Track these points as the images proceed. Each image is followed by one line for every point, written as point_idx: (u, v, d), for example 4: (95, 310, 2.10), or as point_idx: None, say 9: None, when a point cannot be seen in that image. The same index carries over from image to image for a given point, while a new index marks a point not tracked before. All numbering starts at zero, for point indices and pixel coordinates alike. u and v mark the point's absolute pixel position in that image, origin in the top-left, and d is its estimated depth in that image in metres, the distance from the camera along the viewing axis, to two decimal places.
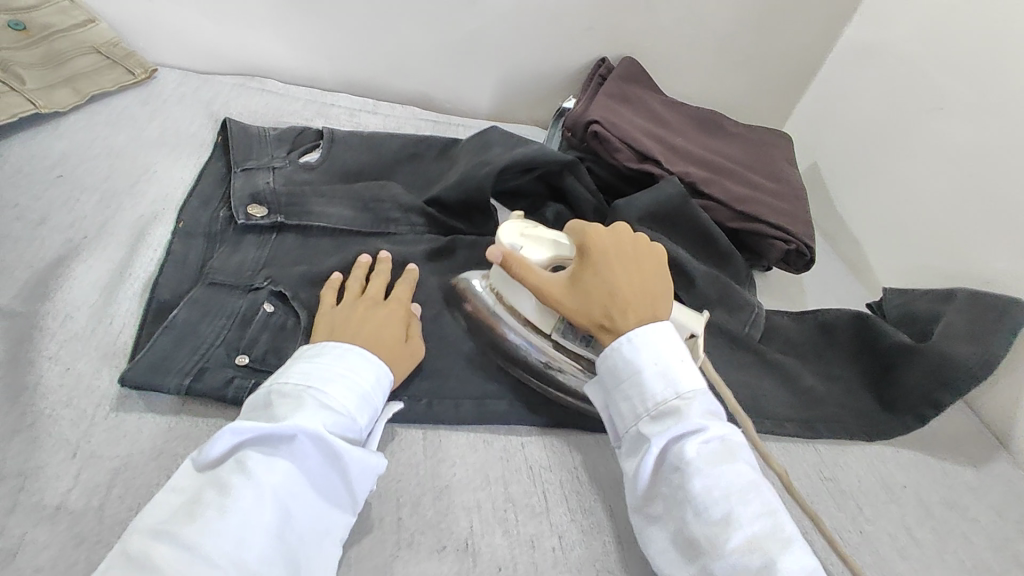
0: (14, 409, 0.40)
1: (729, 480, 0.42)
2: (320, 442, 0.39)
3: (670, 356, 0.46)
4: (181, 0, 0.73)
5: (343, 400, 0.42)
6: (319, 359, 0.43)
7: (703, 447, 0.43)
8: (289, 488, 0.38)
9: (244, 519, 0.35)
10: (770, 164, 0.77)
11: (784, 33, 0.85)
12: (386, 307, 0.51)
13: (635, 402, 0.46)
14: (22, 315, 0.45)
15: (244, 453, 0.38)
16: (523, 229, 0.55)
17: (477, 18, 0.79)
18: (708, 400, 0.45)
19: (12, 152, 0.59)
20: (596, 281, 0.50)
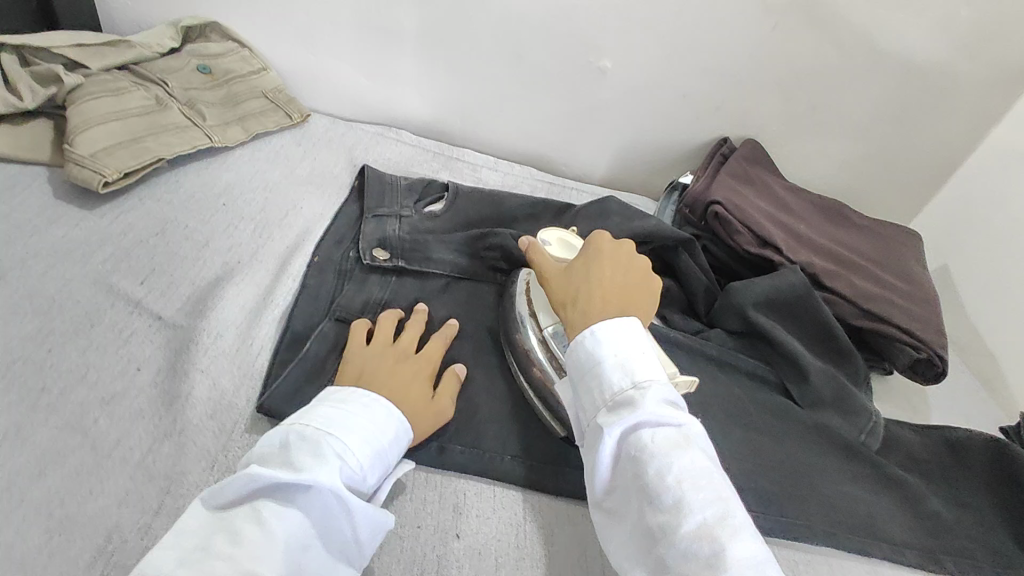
0: (169, 414, 0.44)
1: (684, 468, 0.39)
2: (335, 497, 0.38)
3: (629, 346, 0.44)
4: (341, 56, 0.82)
5: (357, 452, 0.41)
6: (340, 407, 0.43)
7: (658, 434, 0.40)
8: (299, 539, 0.37)
9: (256, 573, 0.35)
10: (898, 262, 0.74)
11: (923, 129, 0.82)
12: (417, 363, 0.51)
13: (592, 392, 0.44)
14: (183, 327, 0.50)
15: (259, 502, 0.37)
16: (562, 237, 0.60)
17: (606, 92, 0.82)
18: (666, 389, 0.43)
19: (187, 178, 0.66)
20: (583, 270, 0.51)
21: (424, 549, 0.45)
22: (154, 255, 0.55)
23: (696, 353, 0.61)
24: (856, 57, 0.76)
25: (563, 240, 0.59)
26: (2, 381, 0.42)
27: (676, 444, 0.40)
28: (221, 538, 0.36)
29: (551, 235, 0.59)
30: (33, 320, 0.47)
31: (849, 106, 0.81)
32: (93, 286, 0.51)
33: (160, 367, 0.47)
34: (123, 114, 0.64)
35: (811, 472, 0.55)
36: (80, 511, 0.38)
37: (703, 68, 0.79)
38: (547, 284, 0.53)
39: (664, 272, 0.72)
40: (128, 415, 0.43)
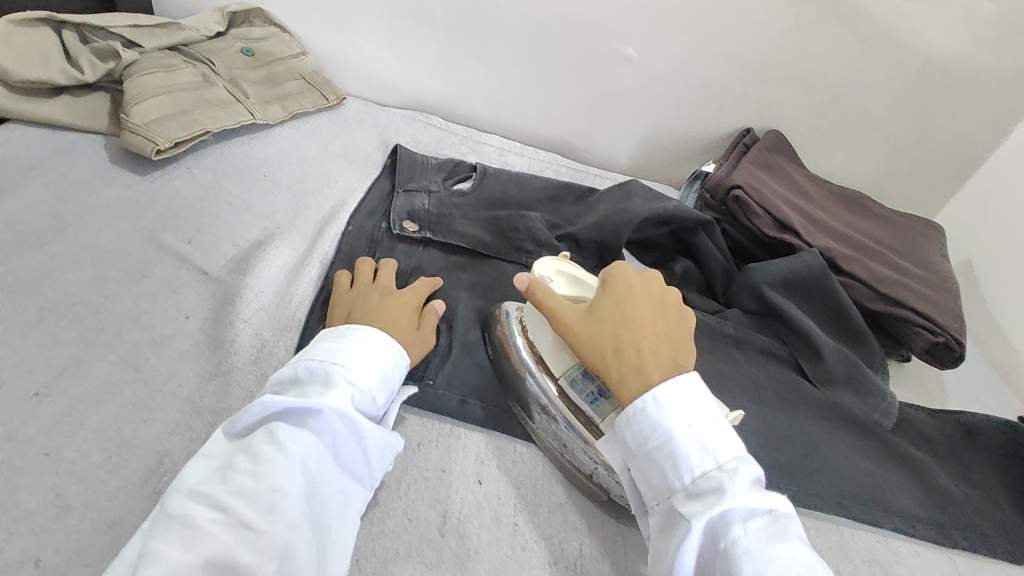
0: (213, 357, 0.47)
1: (784, 563, 0.38)
2: (345, 420, 0.41)
3: (703, 420, 0.43)
4: (377, 42, 0.85)
5: (364, 378, 0.44)
6: (344, 339, 0.46)
7: (750, 524, 0.39)
8: (315, 458, 0.40)
9: (275, 486, 0.38)
10: (918, 251, 0.74)
11: (948, 124, 0.82)
12: (400, 296, 0.53)
13: (669, 474, 0.42)
14: (227, 282, 0.54)
15: (274, 425, 0.40)
16: (560, 268, 0.59)
17: (632, 80, 0.84)
18: (749, 471, 0.42)
19: (230, 150, 0.70)
20: (620, 314, 0.49)
21: (448, 491, 0.47)
22: (200, 218, 0.59)
23: (713, 330, 0.63)
24: (882, 49, 0.77)
25: (562, 271, 0.58)
26: (63, 321, 0.46)
27: (772, 535, 0.39)
28: (241, 458, 0.39)
29: (548, 267, 0.58)
30: (90, 269, 0.50)
31: (874, 98, 0.81)
32: (145, 242, 0.54)
33: (205, 315, 0.50)
34: (173, 88, 0.68)
35: (825, 445, 0.56)
36: (135, 436, 0.41)
37: (728, 57, 0.80)
38: (578, 336, 0.49)
39: (681, 254, 0.73)
40: (176, 356, 0.46)
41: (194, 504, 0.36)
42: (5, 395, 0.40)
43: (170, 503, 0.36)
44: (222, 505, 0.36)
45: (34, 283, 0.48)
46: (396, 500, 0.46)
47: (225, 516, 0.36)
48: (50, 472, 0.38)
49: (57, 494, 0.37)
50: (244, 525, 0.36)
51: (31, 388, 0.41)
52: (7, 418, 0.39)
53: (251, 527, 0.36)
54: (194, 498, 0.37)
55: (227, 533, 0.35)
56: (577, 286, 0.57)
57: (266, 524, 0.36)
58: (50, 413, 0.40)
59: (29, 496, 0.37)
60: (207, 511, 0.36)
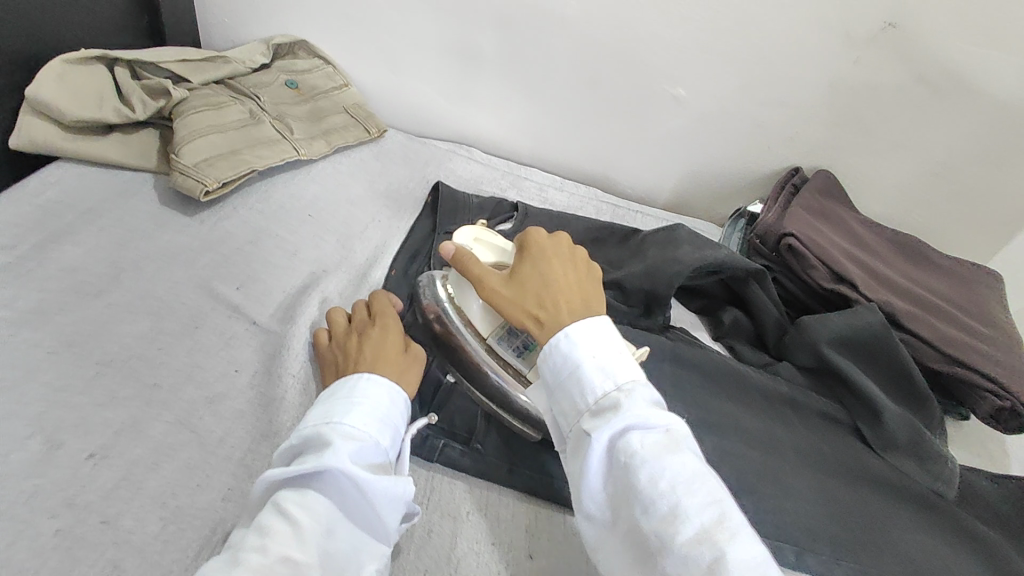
0: (265, 416, 0.47)
1: (676, 472, 0.37)
2: (348, 478, 0.39)
3: (603, 344, 0.43)
4: (420, 76, 0.85)
5: (364, 429, 0.42)
6: (339, 396, 0.45)
7: (646, 438, 0.38)
8: (324, 521, 0.39)
9: (288, 556, 0.36)
10: (980, 305, 0.71)
11: (1009, 170, 0.79)
12: (378, 323, 0.52)
13: (574, 399, 0.42)
14: (275, 333, 0.53)
15: (278, 494, 0.39)
16: (479, 236, 0.55)
17: (677, 118, 0.82)
18: (648, 391, 0.42)
19: (277, 189, 0.70)
20: (540, 273, 0.49)
21: (499, 563, 0.46)
22: (249, 262, 0.59)
23: (765, 388, 0.61)
24: (942, 91, 0.75)
25: (480, 238, 0.55)
26: (119, 376, 0.46)
27: (666, 447, 0.38)
28: (250, 536, 0.37)
29: (467, 234, 0.55)
30: (145, 319, 0.50)
31: (930, 141, 0.79)
32: (197, 289, 0.54)
33: (256, 370, 0.50)
34: (223, 127, 0.68)
35: (888, 519, 0.54)
36: (191, 502, 0.41)
37: (779, 98, 0.78)
38: (499, 295, 0.49)
39: (732, 302, 0.72)
40: (229, 415, 0.46)
41: None
42: (63, 459, 0.40)
43: None
44: None
45: (91, 334, 0.48)
46: (449, 574, 0.45)
47: None
48: (109, 542, 0.38)
49: (116, 567, 0.37)
50: None
51: (89, 449, 0.41)
52: (65, 484, 0.39)
53: None
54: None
55: None
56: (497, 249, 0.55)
57: None
58: (108, 477, 0.40)
59: (88, 569, 0.36)
60: None
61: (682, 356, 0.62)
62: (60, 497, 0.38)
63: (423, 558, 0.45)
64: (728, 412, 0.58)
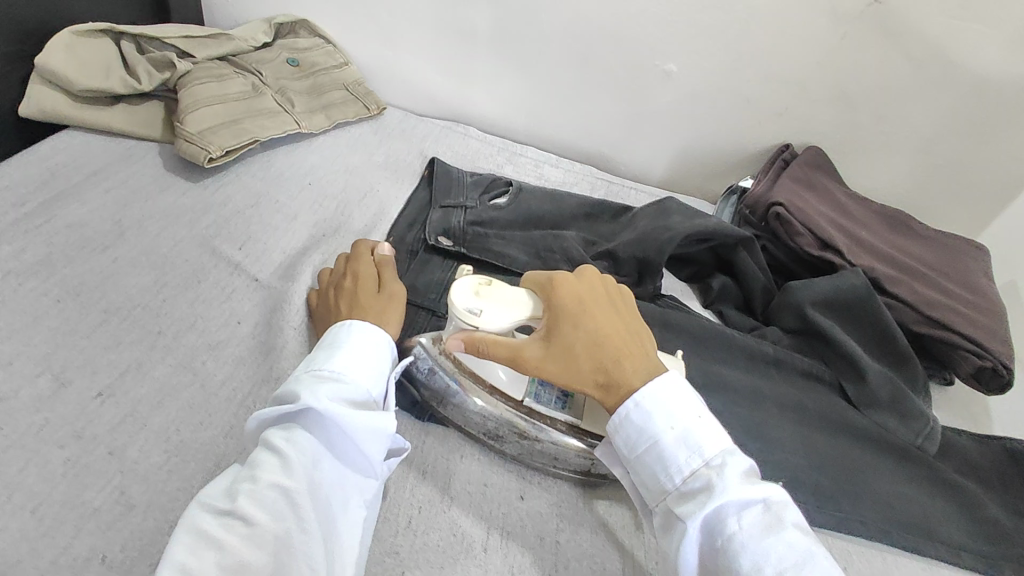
0: (265, 362, 0.48)
1: (780, 555, 0.36)
2: (329, 413, 0.40)
3: (686, 417, 0.44)
4: (418, 54, 0.87)
5: (347, 373, 0.44)
6: (325, 346, 0.46)
7: (743, 516, 0.38)
8: (311, 453, 0.39)
9: (277, 485, 0.37)
10: (963, 273, 0.73)
11: (995, 144, 0.81)
12: (356, 275, 0.53)
13: (662, 477, 0.43)
14: (276, 289, 0.55)
15: (267, 432, 0.40)
16: (479, 289, 0.52)
17: (670, 94, 0.84)
18: (739, 463, 0.41)
19: (277, 159, 0.72)
20: (585, 333, 0.47)
21: (490, 504, 0.48)
22: (250, 225, 0.61)
23: (752, 350, 0.63)
24: (927, 66, 0.76)
25: (484, 294, 0.51)
26: (124, 323, 0.48)
27: (765, 527, 0.38)
28: (242, 469, 0.38)
29: (469, 296, 0.51)
30: (149, 274, 0.52)
31: (919, 117, 0.80)
32: (199, 248, 0.56)
33: (257, 321, 0.51)
34: (225, 98, 0.70)
35: (863, 467, 0.56)
36: (194, 437, 0.42)
37: (769, 74, 0.80)
38: (552, 362, 0.48)
39: (721, 270, 0.74)
40: (230, 360, 0.48)
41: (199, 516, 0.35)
42: (71, 396, 0.42)
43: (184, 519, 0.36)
44: (223, 510, 0.35)
45: (98, 285, 0.50)
46: (441, 512, 0.47)
47: (226, 519, 0.35)
48: (115, 470, 0.39)
49: (122, 493, 0.38)
50: (244, 523, 0.35)
51: (96, 388, 0.43)
52: (73, 418, 0.41)
53: (252, 524, 0.35)
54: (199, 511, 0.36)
55: (229, 534, 0.34)
56: (507, 300, 0.51)
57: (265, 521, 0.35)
58: (114, 413, 0.42)
59: (96, 494, 0.38)
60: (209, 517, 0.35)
61: (672, 319, 0.64)
62: (68, 430, 0.40)
63: (416, 495, 0.47)
64: (716, 371, 0.60)
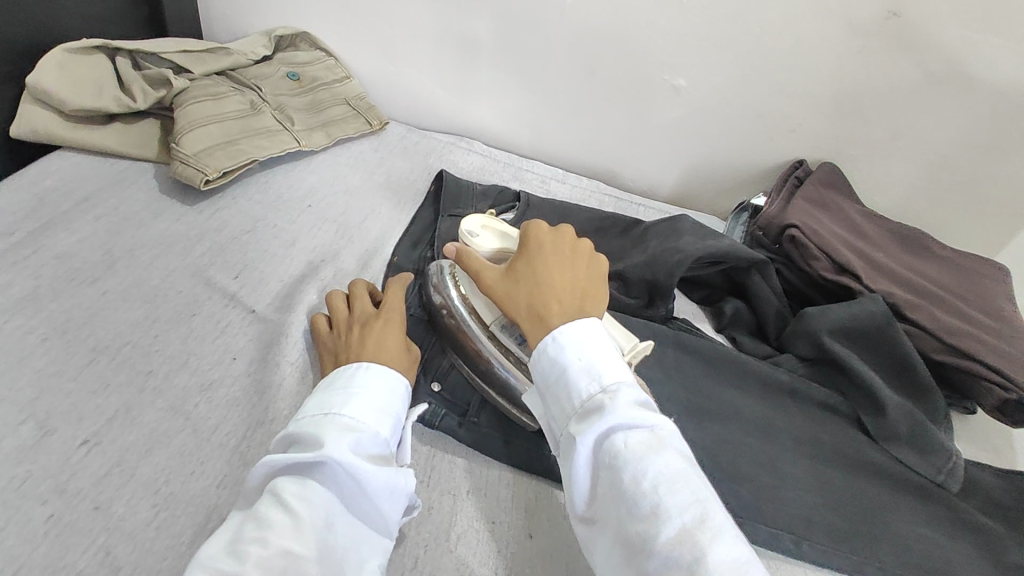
0: (261, 403, 0.46)
1: (658, 470, 0.36)
2: (348, 469, 0.38)
3: (592, 346, 0.42)
4: (421, 69, 0.85)
5: (365, 421, 0.42)
6: (340, 385, 0.44)
7: (630, 437, 0.37)
8: (326, 512, 0.37)
9: (288, 549, 0.34)
10: (984, 296, 0.70)
11: (1016, 162, 0.78)
12: (381, 317, 0.51)
13: (563, 401, 0.41)
14: (273, 321, 0.53)
15: (277, 484, 0.37)
16: (486, 223, 0.59)
17: (678, 109, 0.82)
18: (635, 390, 0.40)
19: (276, 180, 0.70)
20: (533, 270, 0.49)
21: (497, 548, 0.46)
22: (246, 251, 0.59)
23: (767, 379, 0.61)
24: (944, 82, 0.74)
25: (488, 226, 0.58)
26: (113, 363, 0.46)
27: (649, 446, 0.37)
28: (248, 526, 0.35)
29: (475, 222, 0.58)
30: (140, 307, 0.50)
31: (936, 133, 0.78)
32: (193, 278, 0.54)
33: (252, 357, 0.49)
34: (221, 117, 0.68)
35: (881, 506, 0.54)
36: (184, 489, 0.40)
37: (780, 89, 0.78)
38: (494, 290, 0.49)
39: (733, 293, 0.71)
40: (224, 402, 0.46)
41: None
42: (56, 445, 0.40)
43: None
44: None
45: (85, 321, 0.48)
46: (447, 552, 0.45)
47: None
48: (100, 528, 0.37)
49: (108, 553, 0.36)
50: None
51: (82, 436, 0.41)
52: (57, 470, 0.39)
53: None
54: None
55: None
56: (502, 234, 0.58)
57: None
58: (100, 464, 0.40)
59: (79, 555, 0.36)
60: None
61: (685, 346, 0.61)
62: (51, 483, 0.38)
63: (423, 532, 0.45)
64: (728, 403, 0.58)
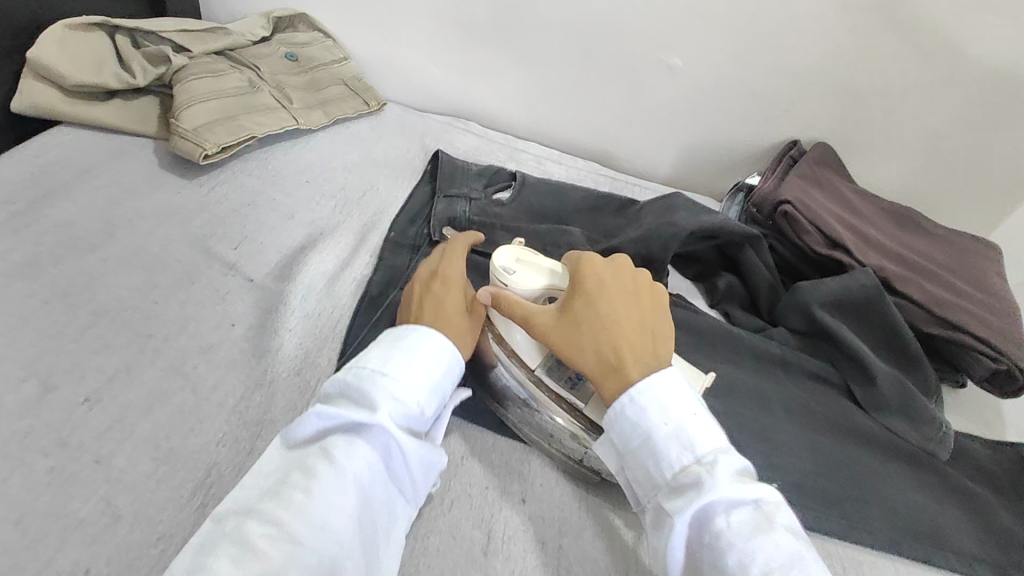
0: (259, 366, 0.47)
1: (769, 556, 0.35)
2: (395, 437, 0.40)
3: (682, 412, 0.42)
4: (418, 49, 0.85)
5: (417, 389, 0.42)
6: (399, 345, 0.44)
7: (732, 514, 0.37)
8: (368, 474, 0.39)
9: (329, 503, 0.36)
10: (974, 271, 0.71)
11: (1008, 141, 0.79)
12: (441, 283, 0.51)
13: (654, 470, 0.42)
14: (271, 290, 0.54)
15: (329, 438, 0.39)
16: (521, 255, 0.55)
17: (674, 89, 0.82)
18: (734, 461, 0.40)
19: (274, 156, 0.70)
20: (595, 312, 0.47)
21: (492, 506, 0.47)
22: (245, 223, 0.60)
23: (759, 351, 0.62)
24: (937, 60, 0.74)
25: (523, 260, 0.54)
26: (113, 326, 0.46)
27: (756, 527, 0.37)
28: (296, 475, 0.37)
29: (508, 258, 0.54)
30: (140, 274, 0.51)
31: (930, 112, 0.78)
32: (192, 247, 0.55)
33: (250, 323, 0.50)
34: (220, 94, 0.69)
35: (870, 471, 0.55)
36: (184, 445, 0.41)
37: (776, 69, 0.78)
38: (555, 335, 0.47)
39: (726, 268, 0.72)
40: (223, 365, 0.47)
41: (249, 524, 0.34)
42: (59, 401, 0.41)
43: (229, 522, 0.34)
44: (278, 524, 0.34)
45: (86, 286, 0.49)
46: (441, 512, 0.46)
47: (279, 535, 0.34)
48: (101, 480, 0.38)
49: (108, 503, 0.37)
50: (295, 542, 0.34)
51: (83, 394, 0.42)
52: (60, 425, 0.40)
53: (305, 548, 0.34)
54: (249, 519, 0.34)
55: (280, 551, 0.33)
56: (540, 268, 0.54)
57: (317, 544, 0.34)
58: (101, 420, 0.41)
59: (81, 505, 0.37)
60: (263, 529, 0.33)
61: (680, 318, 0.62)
62: (54, 437, 0.39)
63: None
64: (721, 373, 0.59)
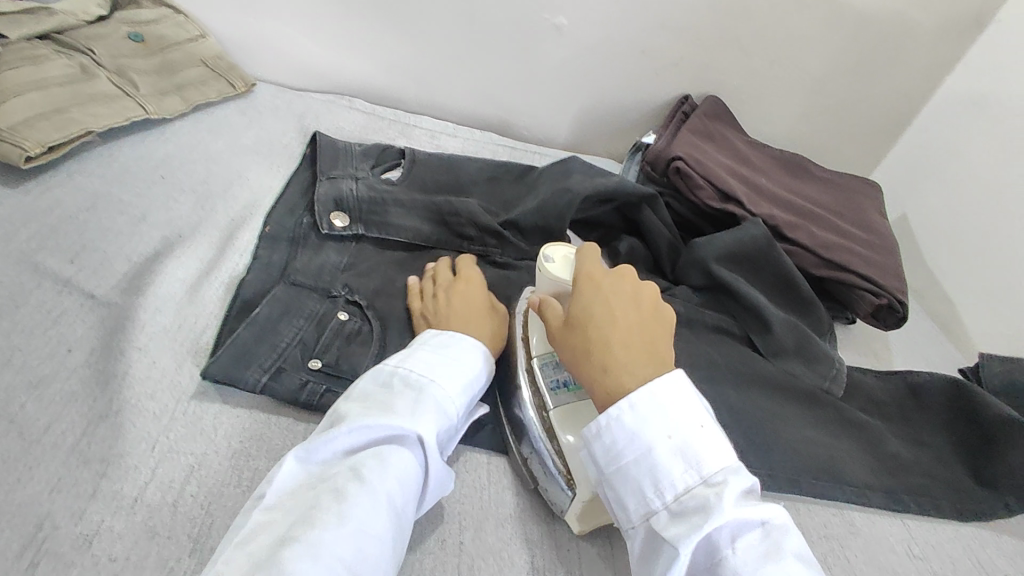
0: (104, 396, 0.43)
1: None
2: (431, 450, 0.40)
3: (688, 427, 0.39)
4: (284, 19, 0.77)
5: (453, 399, 0.43)
6: (434, 350, 0.45)
7: (741, 540, 0.35)
8: (401, 490, 0.38)
9: (364, 529, 0.35)
10: (859, 212, 0.74)
11: (882, 82, 0.82)
12: (462, 286, 0.54)
13: (649, 492, 0.38)
14: (117, 305, 0.48)
15: (364, 455, 0.38)
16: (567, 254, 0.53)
17: (563, 49, 0.79)
18: (739, 480, 0.38)
19: (121, 151, 0.62)
20: (592, 326, 0.44)
21: None
22: (85, 232, 0.52)
23: None
24: (813, 6, 0.75)
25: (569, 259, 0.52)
26: None
27: (764, 553, 0.34)
28: (325, 497, 0.35)
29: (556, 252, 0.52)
30: None
31: (812, 58, 0.80)
32: (17, 266, 0.48)
33: (92, 347, 0.45)
34: (44, 83, 0.60)
35: (771, 418, 0.56)
36: (7, 499, 0.37)
37: (660, 23, 0.77)
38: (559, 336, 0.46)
39: (628, 232, 0.70)
40: (59, 398, 0.42)
41: (281, 549, 0.32)
42: None
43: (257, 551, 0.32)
44: (311, 547, 0.33)
45: None
46: None
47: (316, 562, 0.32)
48: None
49: None
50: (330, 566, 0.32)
51: None
52: None
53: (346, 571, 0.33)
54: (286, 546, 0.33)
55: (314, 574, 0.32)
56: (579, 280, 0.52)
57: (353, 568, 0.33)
58: None
59: None
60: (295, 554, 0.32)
61: None
62: None
63: None
64: None
